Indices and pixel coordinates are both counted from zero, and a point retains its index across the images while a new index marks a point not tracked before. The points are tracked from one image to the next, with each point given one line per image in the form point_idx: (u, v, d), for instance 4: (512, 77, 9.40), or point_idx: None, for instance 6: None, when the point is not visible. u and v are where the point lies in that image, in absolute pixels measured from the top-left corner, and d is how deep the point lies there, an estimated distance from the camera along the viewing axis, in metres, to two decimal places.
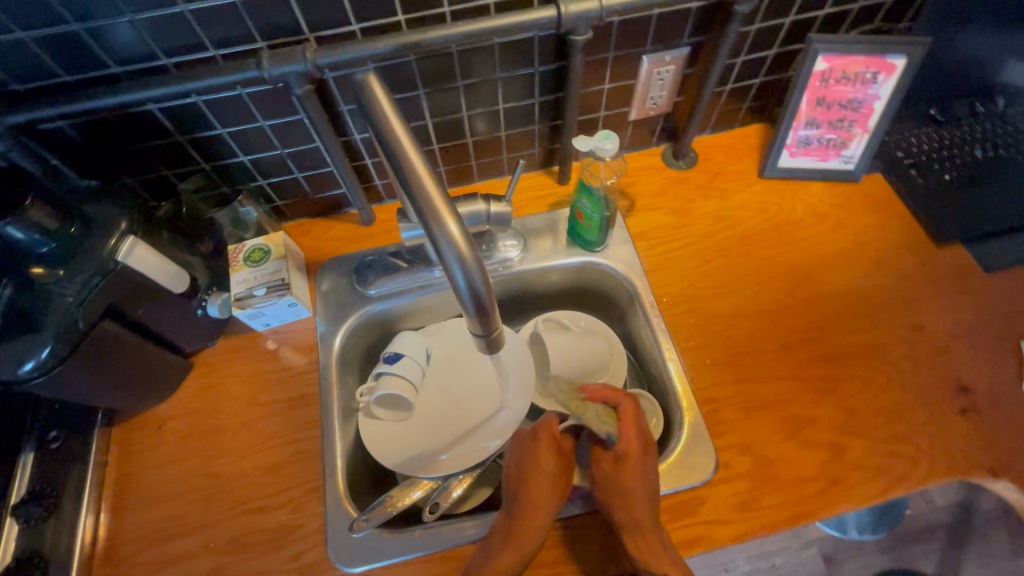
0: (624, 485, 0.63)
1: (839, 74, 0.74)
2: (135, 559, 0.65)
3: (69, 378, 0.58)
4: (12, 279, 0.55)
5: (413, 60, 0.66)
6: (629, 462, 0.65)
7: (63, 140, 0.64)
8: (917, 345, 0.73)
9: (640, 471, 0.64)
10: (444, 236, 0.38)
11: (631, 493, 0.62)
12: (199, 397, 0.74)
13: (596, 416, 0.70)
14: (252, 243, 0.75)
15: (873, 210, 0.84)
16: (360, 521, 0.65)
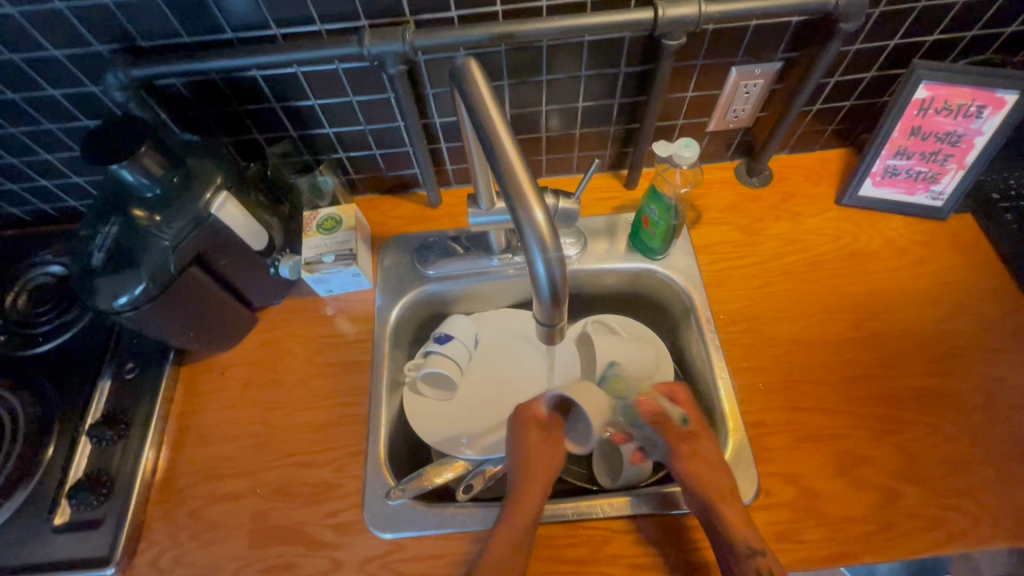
0: (693, 458, 0.64)
1: (940, 104, 0.70)
2: (189, 491, 0.69)
3: (154, 315, 0.63)
4: (119, 218, 0.60)
5: (502, 50, 0.68)
6: (687, 434, 0.66)
7: (174, 97, 0.70)
8: (991, 400, 0.69)
9: (706, 446, 0.65)
10: (529, 220, 0.41)
11: (700, 465, 0.63)
12: (260, 350, 0.78)
13: (661, 401, 0.70)
14: (326, 212, 0.78)
15: (958, 251, 0.79)
16: (396, 490, 0.67)
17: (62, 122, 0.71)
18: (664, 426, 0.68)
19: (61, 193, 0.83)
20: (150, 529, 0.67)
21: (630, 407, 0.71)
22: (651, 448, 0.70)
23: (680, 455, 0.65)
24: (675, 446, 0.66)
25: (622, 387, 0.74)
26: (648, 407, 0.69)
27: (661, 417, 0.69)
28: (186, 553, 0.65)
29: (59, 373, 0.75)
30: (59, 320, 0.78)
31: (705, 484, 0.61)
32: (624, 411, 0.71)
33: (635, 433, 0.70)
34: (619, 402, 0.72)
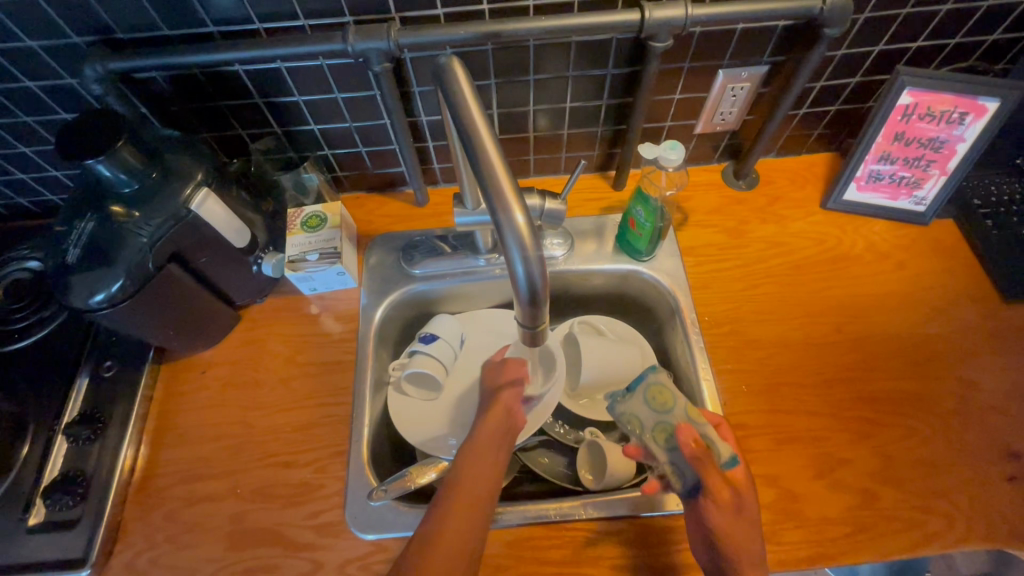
0: (728, 512, 0.57)
1: (923, 110, 0.70)
2: (167, 491, 0.68)
3: (131, 313, 0.62)
4: (94, 214, 0.59)
5: (489, 49, 0.67)
6: (730, 482, 0.58)
7: (154, 91, 0.68)
8: (968, 403, 0.70)
9: (736, 497, 0.58)
10: (510, 223, 0.40)
11: (734, 527, 0.57)
12: (242, 349, 0.78)
13: (704, 432, 0.60)
14: (311, 209, 0.77)
15: (939, 256, 0.80)
16: (378, 491, 0.66)
17: (38, 114, 0.70)
18: (701, 467, 0.58)
19: (39, 187, 0.82)
20: (127, 530, 0.66)
21: (666, 429, 0.62)
22: (676, 479, 0.60)
23: (712, 503, 0.57)
24: (708, 491, 0.58)
25: (666, 404, 0.63)
26: (689, 439, 0.59)
27: (701, 454, 0.59)
28: (163, 555, 0.64)
29: (34, 371, 0.73)
30: (35, 317, 0.77)
31: (733, 547, 0.56)
32: (656, 431, 0.62)
33: (659, 454, 0.61)
34: (654, 419, 0.63)
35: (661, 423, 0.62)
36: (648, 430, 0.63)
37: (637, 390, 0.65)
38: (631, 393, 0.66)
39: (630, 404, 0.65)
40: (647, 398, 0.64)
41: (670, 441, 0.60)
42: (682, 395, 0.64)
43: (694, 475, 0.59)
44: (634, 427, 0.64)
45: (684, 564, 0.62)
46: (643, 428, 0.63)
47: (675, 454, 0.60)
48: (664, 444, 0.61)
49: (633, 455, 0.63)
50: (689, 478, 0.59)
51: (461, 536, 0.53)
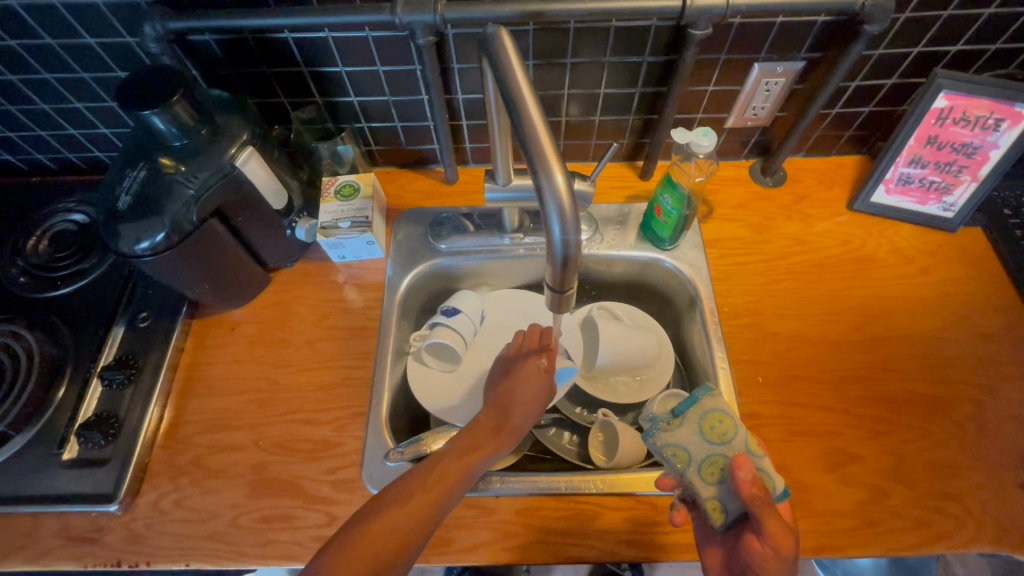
0: (775, 560, 0.54)
1: (958, 115, 0.70)
2: (192, 440, 0.71)
3: (172, 264, 0.65)
4: (146, 164, 0.62)
5: (531, 30, 0.69)
6: (787, 525, 0.54)
7: (207, 55, 0.71)
8: (985, 410, 0.70)
9: (791, 538, 0.54)
10: (550, 185, 0.42)
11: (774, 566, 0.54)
12: (270, 310, 0.80)
13: (760, 467, 0.58)
14: (345, 179, 0.80)
15: (964, 263, 0.80)
16: (395, 452, 0.68)
17: (95, 71, 0.73)
18: (760, 507, 0.54)
19: (87, 143, 0.85)
20: (153, 473, 0.69)
21: (718, 463, 0.59)
22: (718, 514, 0.59)
23: (762, 541, 0.55)
24: (762, 531, 0.55)
25: (724, 435, 0.59)
26: (746, 476, 0.55)
27: (757, 494, 0.55)
28: (187, 497, 0.67)
29: (76, 316, 0.77)
30: (77, 266, 0.80)
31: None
32: (705, 465, 0.59)
33: (704, 489, 0.59)
34: (706, 452, 0.59)
35: (715, 456, 0.59)
36: (696, 464, 0.60)
37: (691, 419, 0.61)
38: (681, 421, 0.62)
39: (679, 434, 0.61)
40: (703, 426, 0.60)
41: (721, 476, 0.58)
42: (741, 425, 0.60)
43: (741, 510, 0.58)
44: (680, 458, 0.60)
45: (690, 544, 0.63)
46: (689, 460, 0.60)
47: (723, 489, 0.58)
48: (712, 479, 0.59)
49: (666, 487, 0.62)
50: (732, 513, 0.58)
51: (417, 506, 0.56)
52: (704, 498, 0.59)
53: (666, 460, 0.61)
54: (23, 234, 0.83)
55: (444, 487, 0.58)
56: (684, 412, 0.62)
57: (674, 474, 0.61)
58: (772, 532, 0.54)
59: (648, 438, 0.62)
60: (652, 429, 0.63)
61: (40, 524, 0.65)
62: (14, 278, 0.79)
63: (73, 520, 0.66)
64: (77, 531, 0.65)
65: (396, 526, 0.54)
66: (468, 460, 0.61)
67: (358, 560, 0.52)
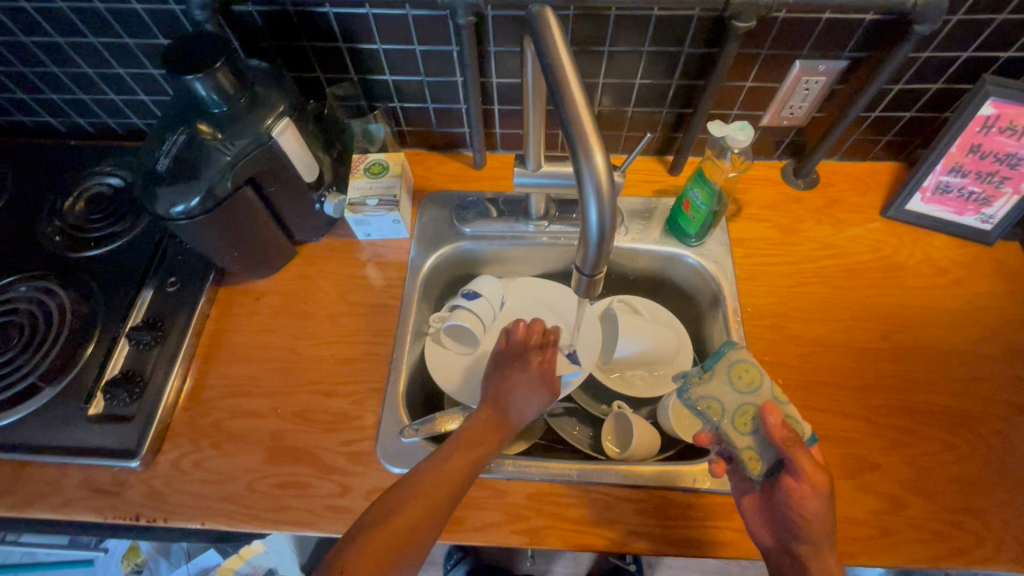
0: (814, 500, 0.56)
1: (1005, 123, 0.67)
2: (213, 404, 0.72)
3: (204, 229, 0.66)
4: (185, 130, 0.63)
5: (571, 16, 0.68)
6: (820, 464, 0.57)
7: (248, 26, 0.72)
8: (1012, 427, 0.68)
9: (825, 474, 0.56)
10: (590, 166, 0.42)
11: (815, 504, 0.55)
12: (295, 282, 0.81)
13: (787, 413, 0.62)
14: (375, 157, 0.80)
15: (999, 277, 0.78)
16: (410, 429, 0.69)
17: (138, 37, 0.74)
18: (792, 447, 0.57)
19: (127, 109, 0.87)
20: (174, 433, 0.70)
21: (749, 412, 0.62)
22: (755, 464, 0.60)
23: (798, 482, 0.56)
24: (796, 470, 0.56)
25: (751, 383, 0.63)
26: (777, 420, 0.59)
27: (789, 435, 0.58)
28: (206, 459, 0.68)
29: (107, 277, 0.79)
30: (111, 228, 0.82)
31: (806, 525, 0.56)
32: (738, 415, 0.62)
33: (739, 439, 0.61)
34: (737, 402, 0.63)
35: (745, 404, 0.62)
36: (729, 414, 0.62)
37: (719, 372, 0.65)
38: (711, 375, 0.65)
39: (710, 386, 0.64)
40: (731, 377, 0.64)
41: (754, 424, 0.62)
42: (765, 375, 0.64)
43: (775, 458, 0.60)
44: (714, 410, 0.63)
45: (700, 540, 0.63)
46: (723, 412, 0.63)
47: (757, 437, 0.61)
48: (745, 428, 0.62)
49: (704, 443, 0.64)
50: (768, 461, 0.60)
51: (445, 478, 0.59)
52: (739, 449, 0.61)
53: (701, 413, 0.63)
54: (61, 194, 0.85)
55: (447, 487, 0.58)
56: (713, 366, 0.65)
57: (710, 428, 0.64)
58: (808, 471, 0.56)
59: (680, 393, 0.65)
60: (684, 384, 0.65)
61: (65, 475, 0.67)
62: (50, 237, 0.81)
63: (96, 473, 0.68)
64: (100, 484, 0.67)
65: (400, 525, 0.54)
66: (469, 460, 0.61)
67: (382, 531, 0.54)
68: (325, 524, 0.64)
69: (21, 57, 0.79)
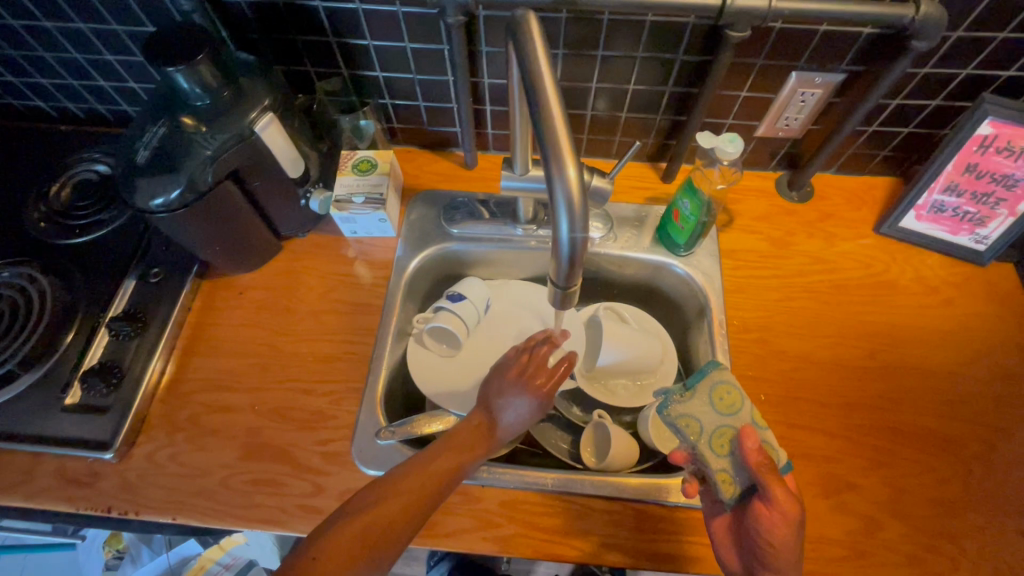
0: (783, 528, 0.55)
1: (1002, 144, 0.66)
2: (191, 398, 0.72)
3: (185, 222, 0.65)
4: (168, 121, 0.63)
5: (563, 18, 0.67)
6: (793, 493, 0.56)
7: (237, 17, 0.71)
8: (995, 452, 0.67)
9: (797, 504, 0.55)
10: (562, 178, 0.41)
11: (783, 533, 0.55)
12: (279, 277, 0.81)
13: (763, 438, 0.61)
14: (364, 154, 0.80)
15: (991, 298, 0.77)
16: (386, 431, 0.68)
17: (127, 25, 0.73)
18: (765, 474, 0.56)
19: (116, 96, 0.86)
20: (150, 426, 0.70)
21: (726, 434, 0.61)
22: (727, 487, 0.59)
23: (769, 509, 0.55)
24: (768, 498, 0.55)
25: (732, 405, 0.62)
26: (754, 445, 0.58)
27: (764, 461, 0.57)
28: (180, 453, 0.68)
29: (90, 265, 0.78)
30: (97, 216, 0.82)
31: (774, 553, 0.55)
32: (715, 436, 0.61)
33: (714, 460, 0.60)
34: (716, 424, 0.61)
35: (723, 427, 0.61)
36: (706, 436, 0.61)
37: (701, 391, 0.63)
38: (692, 394, 0.63)
39: (690, 405, 0.63)
40: (712, 398, 0.63)
41: (730, 447, 0.60)
42: (746, 397, 0.63)
43: (748, 482, 0.59)
44: (692, 429, 0.62)
45: (674, 555, 0.63)
46: (701, 432, 0.61)
47: (732, 460, 0.60)
48: (721, 450, 0.61)
49: (679, 461, 0.62)
50: (741, 485, 0.59)
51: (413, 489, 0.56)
52: (713, 470, 0.60)
53: (678, 431, 0.62)
54: (48, 180, 0.85)
55: (430, 488, 0.57)
56: (695, 385, 0.64)
57: (686, 447, 0.62)
58: (780, 499, 0.55)
59: (660, 409, 0.63)
60: (664, 401, 0.64)
61: (39, 464, 0.67)
62: (35, 223, 0.81)
63: (70, 463, 0.67)
64: (73, 474, 0.67)
65: (376, 528, 0.53)
66: (455, 462, 0.60)
67: (343, 539, 0.52)
68: (296, 524, 0.64)
69: (10, 41, 0.78)
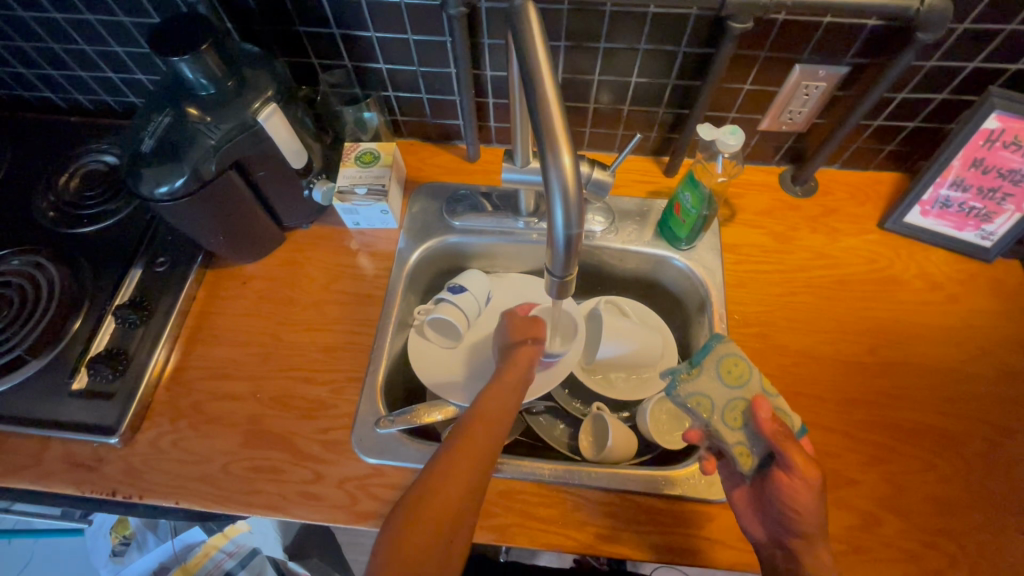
0: (808, 494, 0.55)
1: (1009, 138, 0.65)
2: (194, 385, 0.73)
3: (188, 211, 0.66)
4: (172, 111, 0.64)
5: (565, 11, 0.67)
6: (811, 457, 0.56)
7: (241, 8, 0.72)
8: (997, 450, 0.67)
9: (817, 467, 0.55)
10: (557, 165, 0.41)
11: (808, 498, 0.54)
12: (282, 268, 0.81)
13: (776, 406, 0.61)
14: (367, 146, 0.80)
15: (996, 296, 0.76)
16: (385, 420, 0.69)
17: (134, 17, 0.74)
18: (782, 442, 0.56)
19: (124, 87, 0.87)
20: (154, 412, 0.71)
21: (738, 407, 0.61)
22: (746, 459, 0.59)
23: (790, 477, 0.55)
24: (788, 466, 0.55)
25: (741, 377, 0.62)
26: (767, 415, 0.58)
27: (778, 429, 0.57)
28: (183, 439, 0.69)
29: (98, 254, 0.79)
30: (105, 205, 0.83)
31: (799, 518, 0.55)
32: (727, 410, 0.61)
33: (729, 434, 0.60)
34: (727, 397, 0.61)
35: (736, 399, 0.61)
36: (719, 410, 0.61)
37: (708, 366, 0.63)
38: (700, 370, 0.63)
39: (699, 382, 0.63)
40: (720, 372, 0.62)
41: (744, 419, 0.60)
42: (755, 367, 0.62)
43: (765, 452, 0.59)
44: (704, 407, 0.62)
45: (670, 548, 0.63)
46: (713, 408, 0.61)
47: (748, 433, 0.60)
48: (735, 424, 0.60)
49: (695, 439, 0.64)
50: (758, 456, 0.59)
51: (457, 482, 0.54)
52: (730, 444, 0.60)
53: (691, 409, 0.62)
54: (57, 170, 0.86)
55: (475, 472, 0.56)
56: (701, 361, 0.63)
57: (700, 424, 0.63)
58: (802, 465, 0.55)
59: (669, 390, 0.63)
60: (672, 381, 0.64)
61: (46, 448, 0.69)
62: (44, 212, 0.82)
63: (77, 447, 0.69)
64: (79, 458, 0.68)
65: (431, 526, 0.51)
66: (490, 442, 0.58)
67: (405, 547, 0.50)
68: (296, 510, 0.65)
69: (21, 32, 0.80)
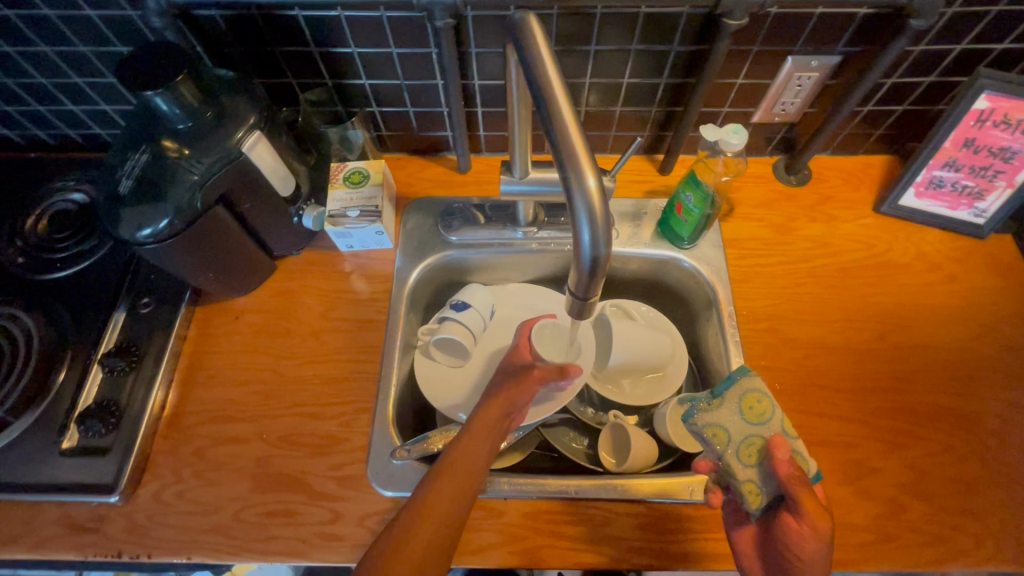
0: (812, 545, 0.53)
1: (999, 117, 0.66)
2: (195, 430, 0.69)
3: (174, 251, 0.62)
4: (149, 148, 0.60)
5: (555, 15, 0.65)
6: (824, 506, 0.54)
7: (212, 30, 0.68)
8: (1009, 425, 0.68)
9: (830, 519, 0.53)
10: (581, 187, 0.40)
11: (814, 550, 0.53)
12: (276, 299, 0.78)
13: (795, 448, 0.59)
14: (354, 165, 0.77)
15: (993, 272, 0.77)
16: (401, 451, 0.67)
17: (95, 45, 0.70)
18: (796, 486, 0.55)
19: (88, 120, 0.82)
20: (155, 463, 0.67)
21: (755, 444, 0.59)
22: (756, 498, 0.57)
23: (799, 523, 0.54)
24: (798, 511, 0.54)
25: (762, 414, 0.61)
26: (784, 456, 0.56)
27: (794, 473, 0.55)
28: (189, 490, 0.66)
29: (76, 300, 0.75)
30: (79, 247, 0.78)
31: (802, 567, 0.54)
32: (743, 446, 0.59)
33: (741, 470, 0.58)
34: (745, 432, 0.60)
35: (754, 438, 0.60)
36: (735, 445, 0.60)
37: (730, 399, 0.62)
38: (722, 402, 0.62)
39: (718, 413, 0.61)
40: (742, 407, 0.61)
41: (759, 456, 0.59)
42: (777, 406, 0.61)
43: (777, 494, 0.58)
44: (720, 439, 0.60)
45: (703, 554, 0.62)
46: (728, 441, 0.60)
47: (762, 472, 0.58)
48: (749, 460, 0.59)
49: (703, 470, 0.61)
50: (768, 497, 0.58)
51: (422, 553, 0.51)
52: (740, 480, 0.58)
53: (705, 440, 0.61)
54: (22, 213, 0.81)
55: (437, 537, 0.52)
56: (724, 392, 0.62)
57: (712, 456, 0.61)
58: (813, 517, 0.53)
59: (686, 417, 0.62)
60: (691, 409, 0.63)
61: (40, 513, 0.64)
62: (12, 259, 0.77)
63: (74, 509, 0.65)
64: (78, 521, 0.64)
65: None
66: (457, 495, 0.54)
67: None
68: (317, 554, 0.62)
69: None
